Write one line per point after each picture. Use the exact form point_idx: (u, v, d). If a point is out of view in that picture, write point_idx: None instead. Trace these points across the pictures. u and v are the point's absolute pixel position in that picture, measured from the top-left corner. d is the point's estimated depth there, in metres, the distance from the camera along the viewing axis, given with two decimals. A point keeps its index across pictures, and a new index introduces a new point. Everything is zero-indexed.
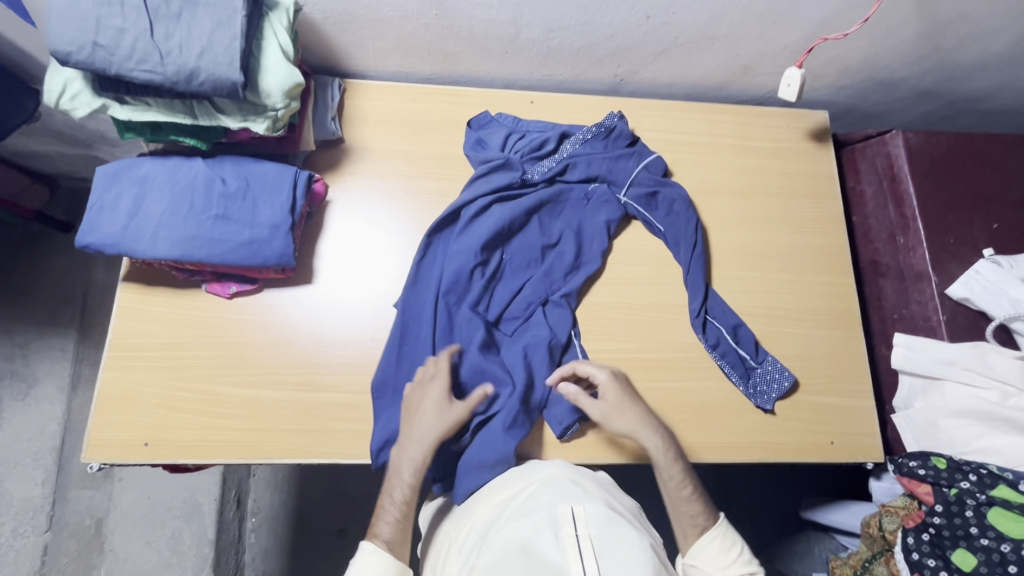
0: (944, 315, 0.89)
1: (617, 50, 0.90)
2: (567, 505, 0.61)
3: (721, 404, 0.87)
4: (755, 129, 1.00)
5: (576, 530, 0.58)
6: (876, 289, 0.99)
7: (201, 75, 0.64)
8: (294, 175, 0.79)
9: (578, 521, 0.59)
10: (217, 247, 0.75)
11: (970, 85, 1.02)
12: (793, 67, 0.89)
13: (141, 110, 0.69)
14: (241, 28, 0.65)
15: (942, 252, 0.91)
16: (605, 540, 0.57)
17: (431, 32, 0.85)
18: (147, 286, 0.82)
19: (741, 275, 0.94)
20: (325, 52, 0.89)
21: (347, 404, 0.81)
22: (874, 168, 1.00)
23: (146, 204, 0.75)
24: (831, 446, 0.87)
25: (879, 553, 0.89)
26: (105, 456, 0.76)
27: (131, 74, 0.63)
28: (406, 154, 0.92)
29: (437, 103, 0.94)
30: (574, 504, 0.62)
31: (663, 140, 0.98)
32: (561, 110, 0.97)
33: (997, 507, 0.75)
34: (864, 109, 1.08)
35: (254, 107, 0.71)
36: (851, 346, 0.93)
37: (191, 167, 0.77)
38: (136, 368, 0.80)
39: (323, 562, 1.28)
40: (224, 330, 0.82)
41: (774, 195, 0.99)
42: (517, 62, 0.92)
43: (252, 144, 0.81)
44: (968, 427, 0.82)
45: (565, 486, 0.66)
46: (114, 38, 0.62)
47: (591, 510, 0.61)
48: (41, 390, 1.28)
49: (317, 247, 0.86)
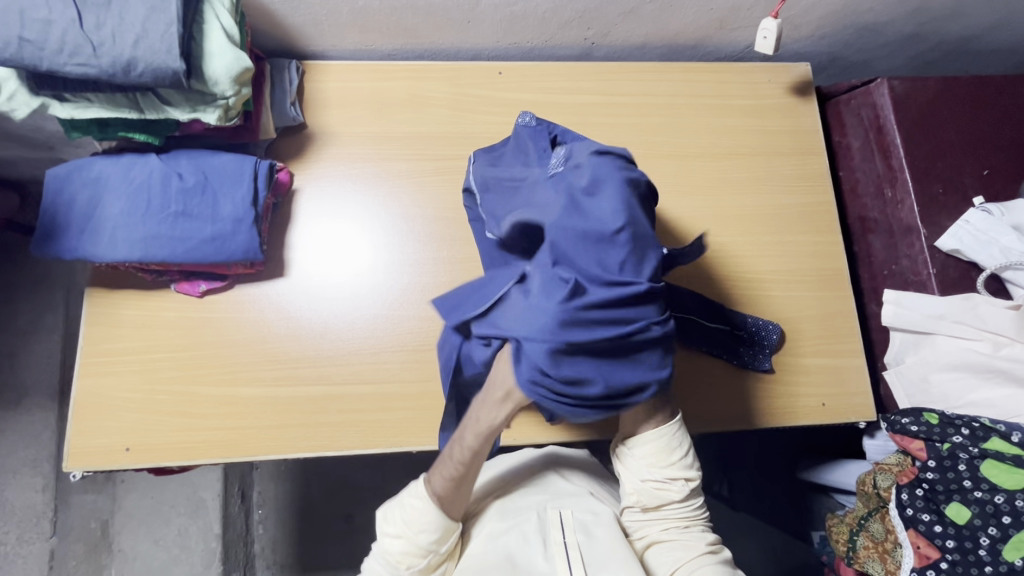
0: (935, 269, 0.86)
1: (585, 11, 0.86)
2: (556, 511, 0.70)
3: (708, 372, 0.86)
4: (733, 87, 0.97)
5: (565, 538, 0.66)
6: (865, 246, 0.97)
7: (139, 65, 0.61)
8: (253, 165, 0.76)
9: (566, 528, 0.67)
10: (179, 245, 0.73)
11: (958, 25, 0.97)
12: (769, 18, 0.85)
13: (82, 107, 0.66)
14: (177, 12, 0.61)
15: (931, 204, 0.88)
16: (590, 547, 0.65)
17: (385, 4, 0.81)
18: (115, 290, 0.80)
19: (726, 240, 0.91)
20: (279, 33, 0.84)
21: (328, 397, 0.80)
22: (859, 120, 0.96)
23: (102, 205, 0.73)
24: (823, 408, 0.86)
25: (875, 510, 0.88)
26: (88, 463, 0.76)
27: (64, 69, 0.60)
28: (372, 135, 0.88)
29: (402, 80, 0.90)
30: (562, 509, 0.70)
31: (639, 104, 0.94)
32: (532, 78, 0.93)
33: (990, 460, 0.74)
34: (849, 57, 1.04)
35: (201, 96, 0.68)
36: (841, 306, 0.91)
37: (145, 164, 0.74)
38: (111, 373, 0.78)
39: (331, 547, 1.29)
40: (198, 329, 0.80)
41: (756, 155, 0.95)
42: (481, 32, 0.88)
43: (208, 135, 0.78)
44: (960, 381, 0.80)
45: (552, 489, 0.74)
46: (40, 30, 0.58)
47: (577, 515, 0.69)
48: (33, 399, 1.27)
49: (287, 239, 0.84)
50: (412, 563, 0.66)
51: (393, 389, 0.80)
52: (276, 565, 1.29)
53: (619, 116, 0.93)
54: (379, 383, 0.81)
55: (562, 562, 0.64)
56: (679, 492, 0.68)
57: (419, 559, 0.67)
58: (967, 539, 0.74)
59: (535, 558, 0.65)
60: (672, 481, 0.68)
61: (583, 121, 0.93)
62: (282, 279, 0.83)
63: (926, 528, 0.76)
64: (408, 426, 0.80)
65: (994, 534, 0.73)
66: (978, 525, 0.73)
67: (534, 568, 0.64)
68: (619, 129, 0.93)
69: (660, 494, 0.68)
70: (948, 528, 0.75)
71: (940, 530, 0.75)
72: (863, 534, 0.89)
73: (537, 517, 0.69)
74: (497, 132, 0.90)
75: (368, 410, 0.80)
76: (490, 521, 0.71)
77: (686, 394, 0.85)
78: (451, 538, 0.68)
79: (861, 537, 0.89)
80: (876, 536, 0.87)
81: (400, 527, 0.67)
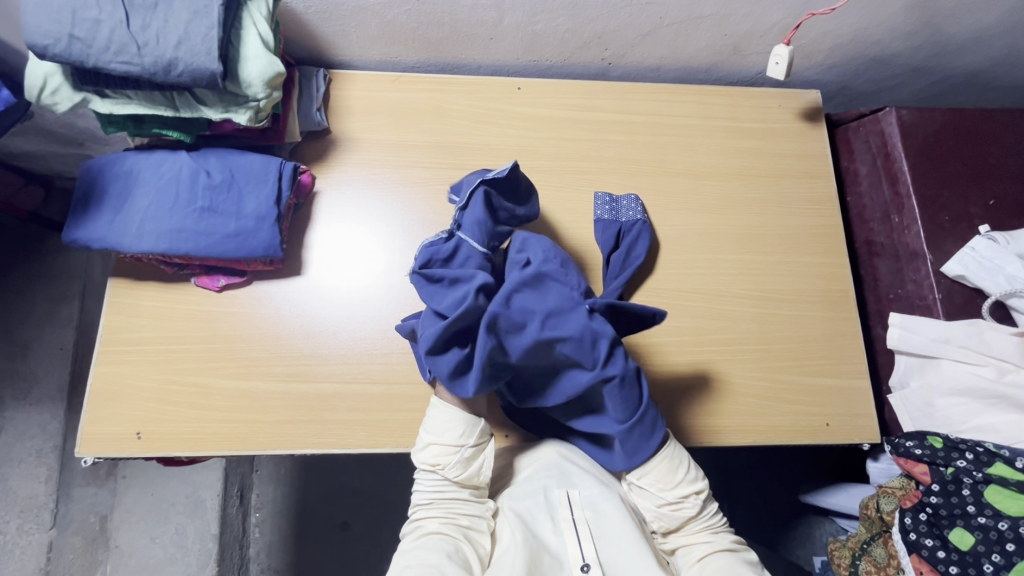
0: (940, 294, 0.87)
1: (602, 31, 0.89)
2: (563, 491, 0.68)
3: (712, 386, 0.86)
4: (745, 111, 0.99)
5: (572, 514, 0.66)
6: (871, 270, 0.98)
7: (179, 66, 0.64)
8: (279, 166, 0.79)
9: (574, 504, 0.67)
10: (203, 239, 0.75)
11: (964, 60, 1.00)
12: (781, 45, 0.88)
13: (121, 103, 0.69)
14: (218, 18, 0.65)
15: (938, 231, 0.89)
16: (600, 523, 0.65)
17: (413, 18, 0.84)
18: (135, 281, 0.83)
19: (733, 258, 0.93)
20: (309, 42, 0.88)
21: (338, 395, 0.81)
22: (867, 147, 0.98)
23: (132, 199, 0.76)
24: (827, 428, 0.86)
25: (878, 534, 0.87)
26: (99, 450, 0.77)
27: (109, 66, 0.63)
28: (392, 144, 0.91)
29: (424, 91, 0.93)
30: (569, 489, 0.68)
31: (653, 124, 0.97)
32: (549, 95, 0.96)
33: (994, 485, 0.73)
34: (858, 87, 1.07)
35: (235, 98, 0.71)
36: (846, 328, 0.92)
37: (176, 159, 0.77)
38: (128, 362, 0.80)
39: (327, 553, 1.29)
40: (214, 322, 0.82)
41: (765, 176, 0.98)
42: (503, 48, 0.92)
43: (236, 136, 0.81)
44: (965, 406, 0.81)
45: (558, 467, 0.71)
46: (90, 29, 0.62)
47: (586, 493, 0.68)
48: (41, 389, 1.28)
49: (305, 239, 0.86)
50: (449, 461, 0.67)
51: (400, 389, 0.82)
52: (272, 569, 1.28)
53: (632, 134, 0.96)
54: (389, 383, 0.82)
55: (572, 537, 0.64)
56: (694, 509, 0.69)
57: (452, 456, 0.67)
58: (971, 566, 0.73)
59: (544, 533, 0.65)
60: (684, 499, 0.69)
61: (597, 137, 0.95)
62: (300, 275, 0.85)
63: (929, 553, 0.76)
64: (413, 428, 0.80)
65: (998, 561, 0.71)
66: (981, 551, 0.72)
67: (545, 541, 0.64)
68: (632, 146, 0.96)
69: (676, 515, 0.69)
70: (951, 554, 0.74)
71: (943, 555, 0.74)
72: (865, 559, 0.88)
73: (545, 497, 0.67)
74: (514, 144, 0.93)
75: (376, 409, 0.81)
76: (513, 496, 0.69)
77: (690, 410, 0.85)
78: (478, 430, 0.68)
79: (863, 562, 0.88)
80: (878, 560, 0.85)
81: (426, 437, 0.69)
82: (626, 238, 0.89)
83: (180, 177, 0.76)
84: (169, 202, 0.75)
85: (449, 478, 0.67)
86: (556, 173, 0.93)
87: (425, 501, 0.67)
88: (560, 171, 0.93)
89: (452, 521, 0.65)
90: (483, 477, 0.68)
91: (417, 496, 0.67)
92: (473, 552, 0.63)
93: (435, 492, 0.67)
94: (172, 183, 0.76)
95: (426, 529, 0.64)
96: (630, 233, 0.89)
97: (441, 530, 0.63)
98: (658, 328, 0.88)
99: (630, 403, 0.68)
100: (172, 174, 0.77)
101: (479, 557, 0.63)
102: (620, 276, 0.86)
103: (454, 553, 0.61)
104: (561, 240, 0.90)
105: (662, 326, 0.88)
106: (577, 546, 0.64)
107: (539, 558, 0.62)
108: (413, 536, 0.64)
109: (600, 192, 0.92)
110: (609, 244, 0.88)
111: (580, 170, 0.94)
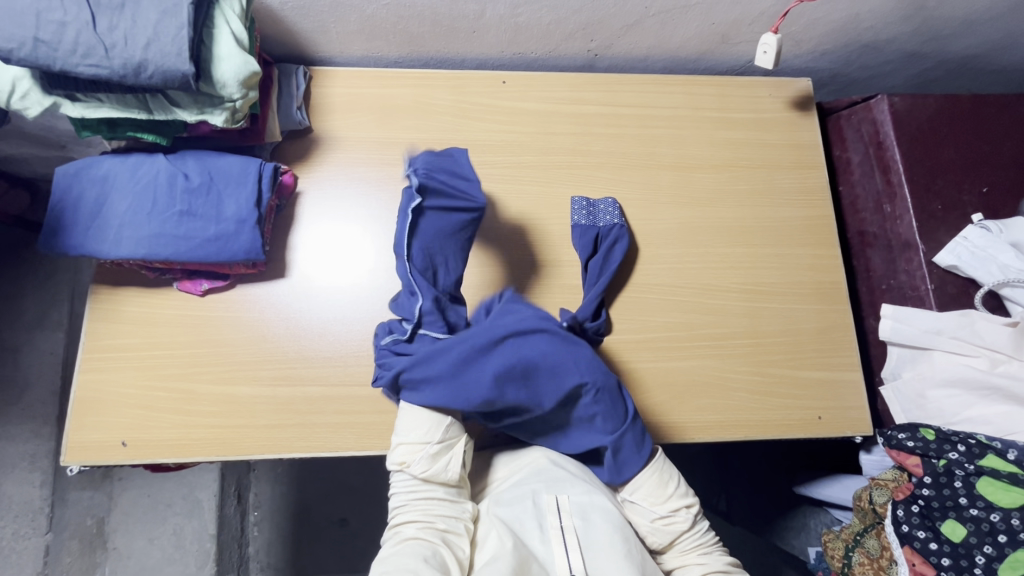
0: (933, 284, 0.86)
1: (588, 22, 0.87)
2: (552, 496, 0.67)
3: (703, 382, 0.85)
4: (735, 101, 0.98)
5: (560, 522, 0.65)
6: (864, 260, 0.97)
7: (149, 67, 0.62)
8: (259, 168, 0.77)
9: (563, 512, 0.66)
10: (182, 244, 0.74)
11: (957, 44, 0.98)
12: (770, 33, 0.86)
13: (93, 106, 0.68)
14: (188, 17, 0.63)
15: (930, 220, 0.88)
16: (588, 530, 0.64)
17: (393, 12, 0.82)
18: (116, 287, 0.82)
19: (724, 251, 0.92)
20: (287, 38, 0.86)
21: (326, 398, 0.80)
22: (859, 135, 0.97)
23: (109, 203, 0.74)
24: (820, 421, 0.86)
25: (871, 526, 0.87)
26: (85, 458, 0.77)
27: (76, 69, 0.61)
28: (376, 142, 0.90)
29: (407, 86, 0.91)
30: (558, 494, 0.68)
31: (641, 116, 0.95)
32: (534, 88, 0.94)
33: (986, 477, 0.72)
34: (850, 74, 1.05)
35: (209, 99, 0.70)
36: (839, 320, 0.91)
37: (153, 162, 0.76)
38: (111, 369, 0.79)
39: (325, 553, 1.29)
40: (197, 327, 0.81)
41: (756, 167, 0.96)
42: (487, 40, 0.90)
43: (213, 137, 0.80)
44: (957, 398, 0.80)
45: (548, 472, 0.71)
46: (55, 32, 0.60)
47: (575, 500, 0.67)
48: (33, 394, 1.28)
49: (289, 241, 0.85)
50: (414, 458, 0.67)
51: None
52: (270, 569, 1.29)
53: (621, 127, 0.95)
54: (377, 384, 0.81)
55: (560, 546, 0.63)
56: (686, 522, 0.69)
57: (418, 453, 0.67)
58: (963, 558, 0.73)
59: (532, 541, 0.63)
60: (676, 512, 0.69)
61: (585, 130, 0.94)
62: (284, 278, 0.84)
63: (921, 545, 0.76)
64: None
65: (989, 553, 0.71)
66: (974, 543, 0.72)
67: (532, 549, 0.63)
68: (621, 139, 0.94)
69: (670, 529, 0.69)
70: (944, 545, 0.74)
71: (935, 548, 0.75)
72: (859, 550, 0.88)
73: (533, 504, 0.67)
74: (501, 139, 0.92)
75: (365, 411, 0.80)
76: (496, 504, 0.68)
77: (682, 406, 0.84)
78: (445, 425, 0.68)
79: (857, 553, 0.87)
80: (872, 551, 0.86)
81: (394, 438, 0.69)
82: (604, 244, 0.87)
83: (155, 180, 0.75)
84: (146, 206, 0.74)
85: (416, 475, 0.66)
86: (543, 168, 0.92)
87: (401, 503, 0.67)
88: (548, 166, 0.92)
89: (429, 525, 0.64)
90: (451, 473, 0.67)
91: (394, 500, 0.67)
92: (451, 556, 0.61)
93: (411, 490, 0.66)
94: (148, 187, 0.75)
95: (405, 534, 0.63)
96: (608, 238, 0.87)
97: (418, 536, 0.62)
98: (650, 324, 0.87)
99: (615, 411, 0.70)
100: (148, 177, 0.75)
101: (456, 561, 0.62)
102: (599, 282, 0.85)
103: (432, 557, 0.60)
104: (549, 237, 0.89)
105: (654, 323, 0.87)
106: (565, 558, 0.62)
107: (527, 565, 0.60)
108: (392, 544, 0.63)
109: (577, 197, 0.90)
110: (587, 249, 0.87)
111: (568, 164, 0.92)
